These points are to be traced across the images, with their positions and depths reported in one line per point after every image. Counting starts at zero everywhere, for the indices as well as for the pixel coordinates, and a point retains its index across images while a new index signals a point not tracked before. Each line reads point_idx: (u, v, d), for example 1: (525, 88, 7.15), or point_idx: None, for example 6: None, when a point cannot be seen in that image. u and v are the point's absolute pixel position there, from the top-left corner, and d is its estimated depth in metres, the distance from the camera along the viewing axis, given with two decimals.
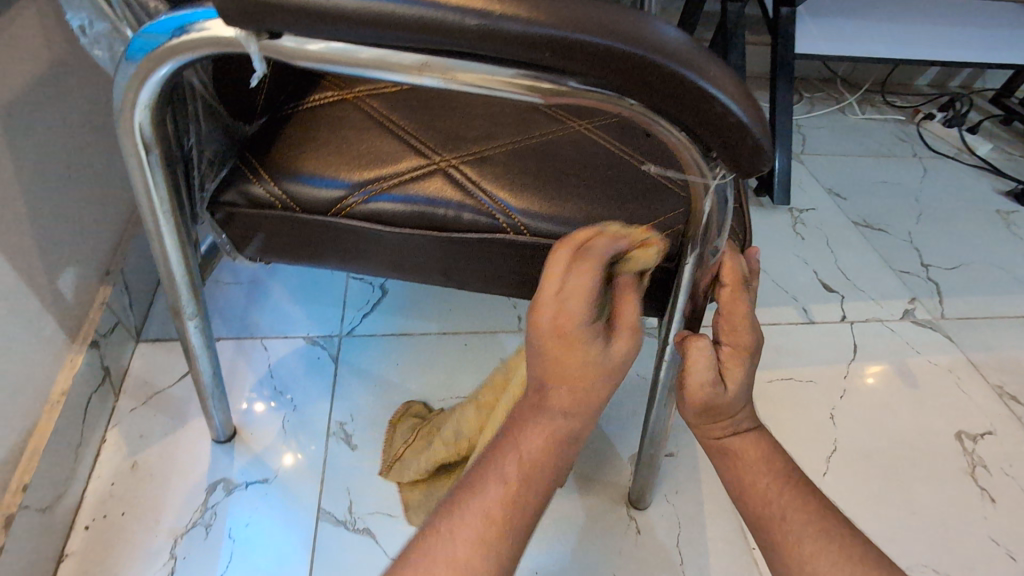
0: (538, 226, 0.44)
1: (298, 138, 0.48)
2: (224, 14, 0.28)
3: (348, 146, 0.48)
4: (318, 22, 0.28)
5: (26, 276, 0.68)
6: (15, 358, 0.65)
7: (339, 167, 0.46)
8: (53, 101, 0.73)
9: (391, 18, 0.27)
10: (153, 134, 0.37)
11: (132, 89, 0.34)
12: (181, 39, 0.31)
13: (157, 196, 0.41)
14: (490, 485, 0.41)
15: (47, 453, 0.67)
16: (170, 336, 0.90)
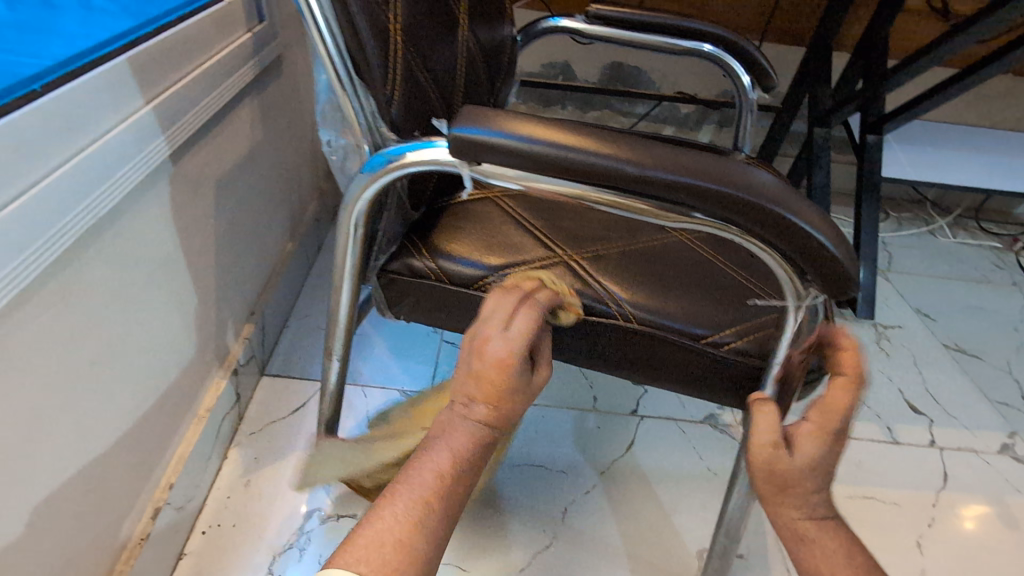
0: (646, 317, 0.52)
1: (452, 227, 0.60)
2: (453, 150, 0.40)
3: (491, 237, 0.60)
4: (517, 160, 0.39)
5: (205, 308, 0.83)
6: (183, 376, 0.78)
7: (482, 252, 0.57)
8: (246, 174, 0.92)
9: (570, 162, 0.38)
10: (364, 217, 0.50)
11: (361, 187, 0.48)
12: (404, 161, 0.44)
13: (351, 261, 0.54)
14: (425, 478, 0.44)
15: (188, 461, 0.78)
16: (289, 372, 1.02)
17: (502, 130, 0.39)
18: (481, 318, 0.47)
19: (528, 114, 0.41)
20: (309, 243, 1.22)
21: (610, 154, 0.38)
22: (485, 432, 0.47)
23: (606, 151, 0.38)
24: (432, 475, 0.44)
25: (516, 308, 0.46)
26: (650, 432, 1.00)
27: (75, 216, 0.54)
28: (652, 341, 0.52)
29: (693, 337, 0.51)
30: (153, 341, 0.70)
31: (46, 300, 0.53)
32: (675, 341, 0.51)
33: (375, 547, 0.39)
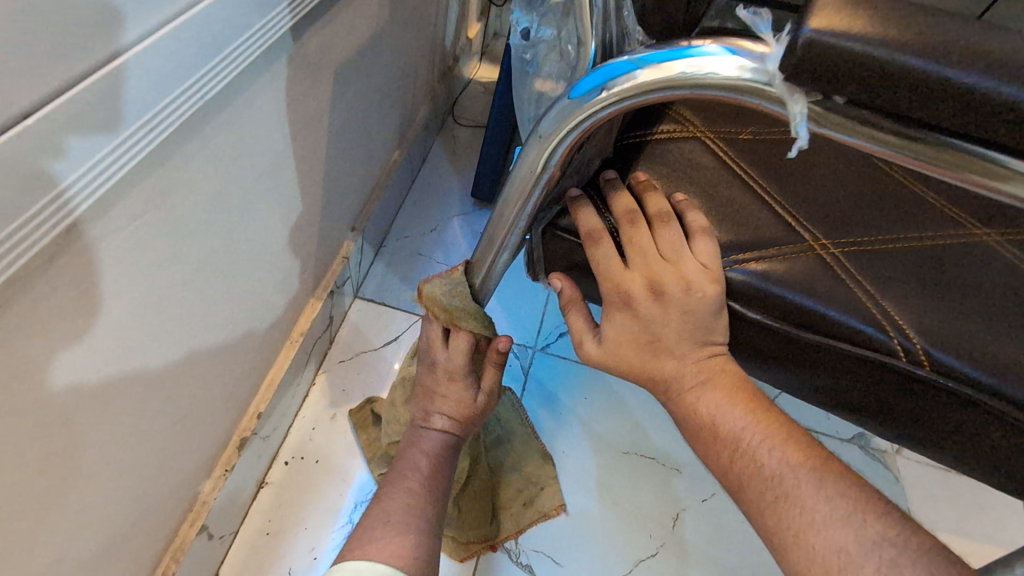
0: (935, 354, 0.38)
1: (629, 227, 0.42)
2: (802, 65, 0.26)
3: (679, 259, 0.41)
4: (903, 87, 0.25)
5: (309, 222, 0.71)
6: (279, 297, 0.69)
7: (647, 287, 0.42)
8: (366, 65, 0.77)
9: (998, 102, 0.24)
10: (565, 155, 0.37)
11: (577, 113, 0.34)
12: (664, 76, 0.30)
13: (528, 210, 0.41)
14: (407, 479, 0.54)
15: (278, 388, 0.70)
16: (385, 299, 0.92)
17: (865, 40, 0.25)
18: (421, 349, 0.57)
19: (906, 11, 0.26)
20: (416, 153, 1.08)
21: None
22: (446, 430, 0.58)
23: None
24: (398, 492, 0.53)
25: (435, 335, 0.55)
26: None
27: (176, 95, 0.40)
28: (924, 391, 0.39)
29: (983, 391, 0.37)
30: (252, 257, 0.59)
31: (139, 203, 0.41)
32: (954, 392, 0.37)
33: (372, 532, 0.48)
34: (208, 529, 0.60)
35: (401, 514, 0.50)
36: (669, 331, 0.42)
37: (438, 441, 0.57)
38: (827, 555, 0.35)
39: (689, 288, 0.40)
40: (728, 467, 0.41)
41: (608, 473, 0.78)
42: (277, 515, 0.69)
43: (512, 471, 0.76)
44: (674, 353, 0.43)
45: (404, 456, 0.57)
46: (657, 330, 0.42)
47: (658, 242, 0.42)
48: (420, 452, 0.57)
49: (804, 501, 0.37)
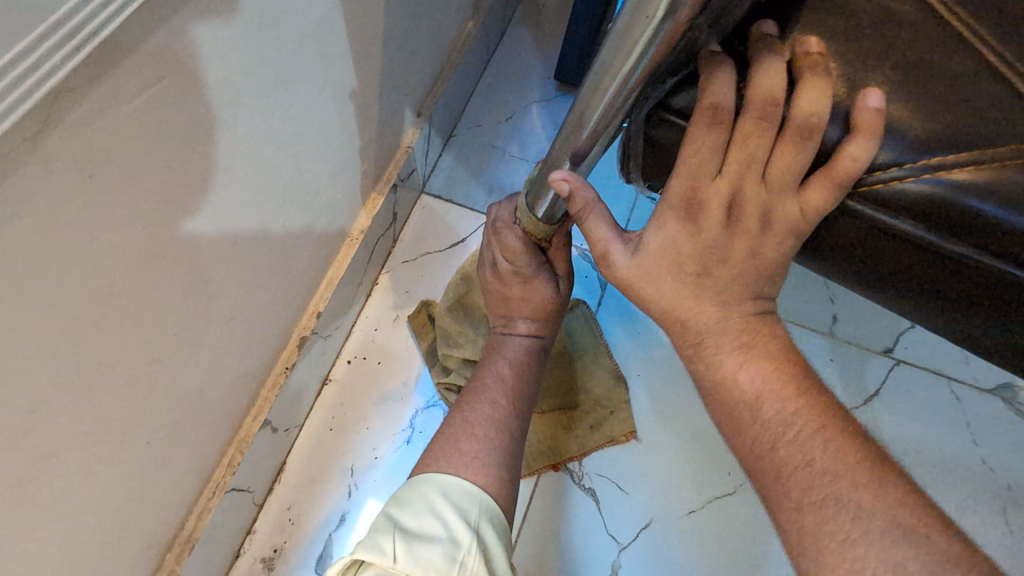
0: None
1: (755, 124, 0.32)
2: None
3: (780, 189, 0.33)
4: None
5: (366, 105, 0.62)
6: (336, 192, 0.62)
7: (725, 206, 0.34)
8: None
9: None
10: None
11: None
12: None
13: (629, 80, 0.30)
14: (480, 411, 0.50)
15: (337, 287, 0.67)
16: (453, 197, 0.84)
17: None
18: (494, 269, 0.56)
19: None
20: (494, 25, 0.93)
21: None
22: (526, 356, 0.55)
23: None
24: (478, 410, 0.51)
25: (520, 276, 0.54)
26: (904, 384, 0.73)
27: None
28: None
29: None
30: (302, 142, 0.52)
31: (147, 66, 0.33)
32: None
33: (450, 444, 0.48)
34: (271, 423, 0.60)
35: (485, 425, 0.49)
36: (721, 271, 0.36)
37: (523, 347, 0.55)
38: (880, 569, 0.30)
39: (767, 222, 0.34)
40: (765, 454, 0.35)
41: (685, 405, 0.70)
42: (341, 412, 0.68)
43: (581, 392, 0.70)
44: (716, 297, 0.37)
45: (487, 363, 0.55)
46: (710, 262, 0.36)
47: (774, 156, 0.33)
48: (505, 360, 0.55)
49: (860, 508, 0.32)
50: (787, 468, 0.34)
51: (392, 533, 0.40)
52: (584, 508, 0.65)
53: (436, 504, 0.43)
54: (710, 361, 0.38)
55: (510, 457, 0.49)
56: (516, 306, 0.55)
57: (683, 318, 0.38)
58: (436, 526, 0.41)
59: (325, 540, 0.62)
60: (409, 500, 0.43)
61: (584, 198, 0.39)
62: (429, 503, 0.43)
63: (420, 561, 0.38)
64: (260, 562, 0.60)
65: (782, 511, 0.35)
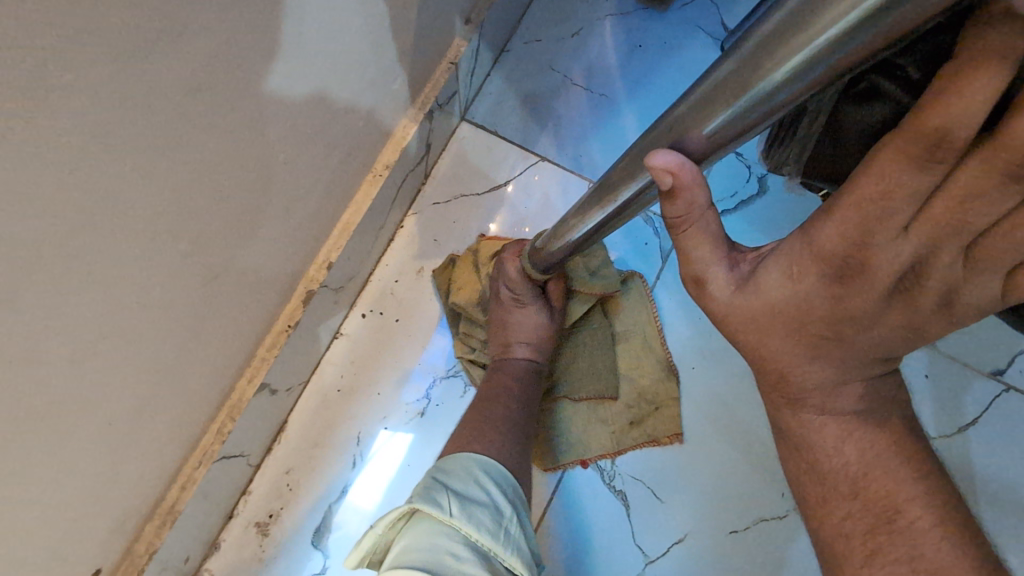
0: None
1: (991, 180, 0.19)
2: None
3: (987, 262, 0.22)
4: None
5: (402, 3, 0.48)
6: (359, 118, 0.50)
7: (898, 274, 0.23)
8: None
9: None
10: None
11: None
12: None
13: (842, 56, 0.17)
14: (490, 414, 0.51)
15: (354, 234, 0.56)
16: (499, 129, 0.71)
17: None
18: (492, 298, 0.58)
19: None
20: None
21: None
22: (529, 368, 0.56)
23: None
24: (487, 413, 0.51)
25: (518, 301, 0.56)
26: (1015, 417, 0.61)
27: None
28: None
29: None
30: (315, 51, 0.39)
31: None
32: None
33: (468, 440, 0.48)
34: (270, 386, 0.53)
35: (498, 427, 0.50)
36: (861, 340, 0.26)
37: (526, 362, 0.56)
38: None
39: (949, 303, 0.24)
40: (854, 534, 0.29)
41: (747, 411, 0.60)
42: (351, 373, 0.61)
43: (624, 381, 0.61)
44: (837, 363, 0.28)
45: (491, 377, 0.55)
46: (846, 331, 0.26)
47: (999, 221, 0.21)
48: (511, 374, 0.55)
49: None
50: (884, 555, 0.28)
51: (445, 489, 0.40)
52: (610, 511, 0.58)
53: (477, 475, 0.43)
54: (817, 421, 0.30)
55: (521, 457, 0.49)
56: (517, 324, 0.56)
57: (789, 376, 0.29)
58: (480, 491, 0.42)
59: (324, 510, 0.57)
60: (450, 468, 0.43)
61: (689, 199, 0.26)
62: (467, 469, 0.44)
63: (475, 518, 0.38)
64: (254, 526, 0.56)
65: None
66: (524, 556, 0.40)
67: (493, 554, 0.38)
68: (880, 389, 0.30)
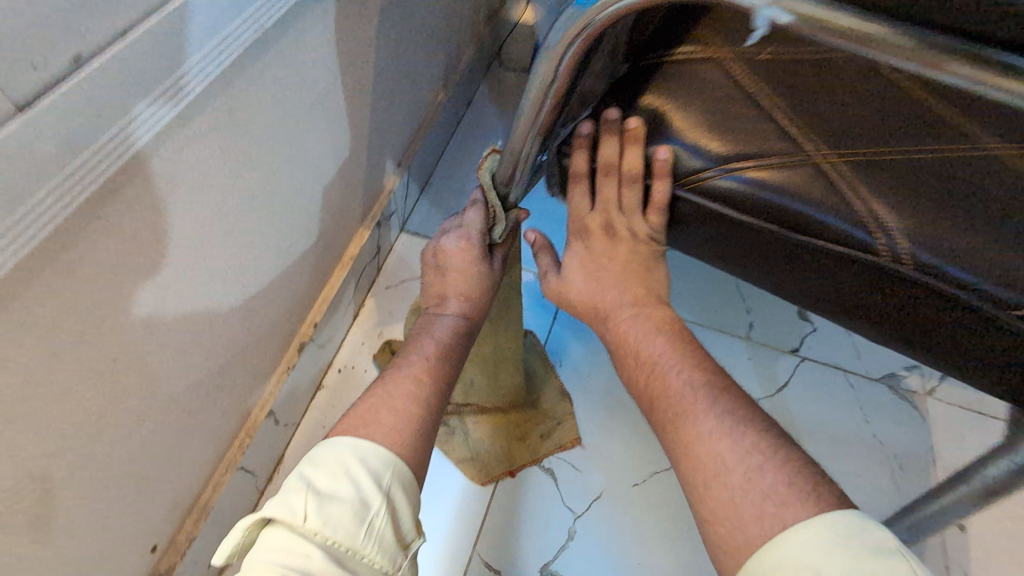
0: (933, 263, 0.38)
1: (603, 178, 0.50)
2: None
3: (632, 212, 0.50)
4: None
5: (358, 154, 0.77)
6: (334, 223, 0.76)
7: (602, 224, 0.52)
8: (409, 7, 0.80)
9: None
10: (567, 68, 0.41)
11: (576, 23, 0.38)
12: None
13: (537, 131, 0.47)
14: (415, 368, 0.51)
15: (331, 303, 0.79)
16: (429, 233, 0.99)
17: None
18: (438, 252, 0.59)
19: None
20: (460, 95, 1.13)
21: None
22: (460, 324, 0.56)
23: None
24: (409, 372, 0.50)
25: (463, 254, 0.58)
26: (811, 377, 0.88)
27: (240, 25, 0.46)
28: (936, 294, 0.39)
29: (996, 303, 0.37)
30: (312, 179, 0.66)
31: (215, 116, 0.47)
32: (964, 302, 0.38)
33: (370, 416, 0.46)
34: (274, 416, 0.70)
35: (403, 395, 0.48)
36: (614, 270, 0.53)
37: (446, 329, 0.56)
38: (714, 458, 0.40)
39: (634, 231, 0.51)
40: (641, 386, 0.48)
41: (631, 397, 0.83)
42: (331, 413, 0.79)
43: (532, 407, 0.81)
44: (614, 287, 0.53)
45: (415, 340, 0.55)
46: (605, 266, 0.53)
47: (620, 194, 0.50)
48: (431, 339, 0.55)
49: (695, 411, 0.43)
50: (657, 389, 0.46)
51: (305, 490, 0.39)
52: (543, 488, 0.76)
53: (348, 466, 0.42)
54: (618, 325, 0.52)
55: (422, 430, 0.47)
56: (457, 282, 0.58)
57: (592, 302, 0.54)
58: (345, 486, 0.40)
59: None
60: (323, 460, 0.42)
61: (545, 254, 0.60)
62: (341, 459, 0.42)
63: (332, 519, 0.38)
64: None
65: (659, 425, 0.45)
66: (388, 547, 0.40)
67: (351, 554, 0.38)
68: (651, 299, 0.52)
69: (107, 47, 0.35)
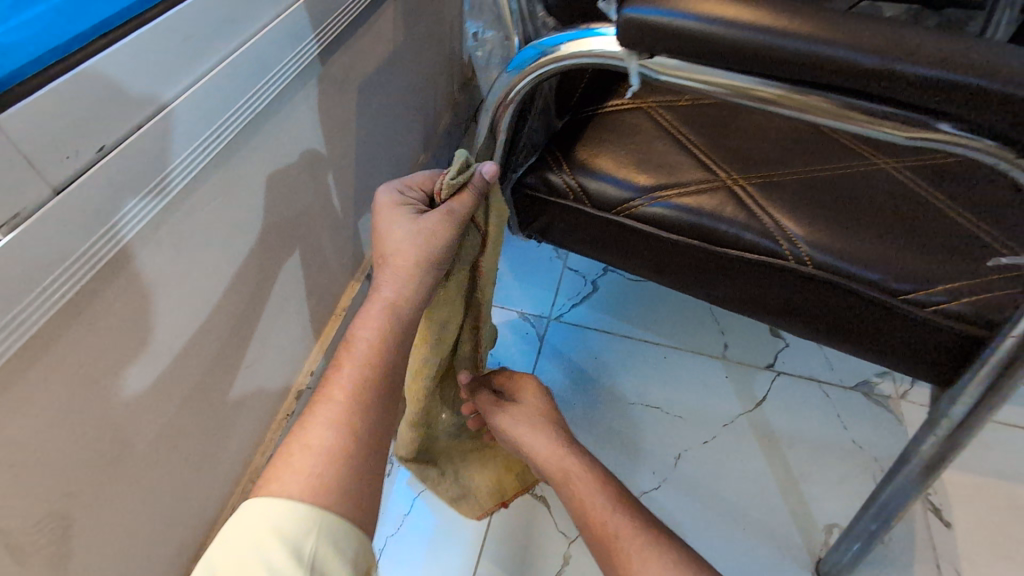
0: (829, 261, 0.43)
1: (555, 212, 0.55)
2: (625, 38, 0.37)
3: (581, 244, 0.55)
4: (687, 46, 0.35)
5: (346, 213, 0.85)
6: (326, 276, 0.82)
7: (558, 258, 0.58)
8: (385, 82, 0.90)
9: (754, 50, 0.34)
10: (505, 121, 0.49)
11: (506, 86, 0.46)
12: (552, 55, 0.42)
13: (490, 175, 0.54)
14: (335, 395, 0.48)
15: (327, 351, 0.84)
16: None
17: (704, 14, 0.35)
18: (379, 233, 0.52)
19: None
20: (440, 156, 1.23)
21: (786, 34, 0.33)
22: (394, 320, 0.51)
23: (805, 34, 0.33)
24: (338, 394, 0.48)
25: (404, 237, 0.50)
26: (788, 390, 0.92)
27: (231, 110, 0.54)
28: (844, 294, 0.43)
29: (885, 291, 0.41)
30: (302, 237, 0.73)
31: (210, 186, 0.55)
32: (864, 295, 0.42)
33: (302, 449, 0.45)
34: None
35: (320, 449, 0.45)
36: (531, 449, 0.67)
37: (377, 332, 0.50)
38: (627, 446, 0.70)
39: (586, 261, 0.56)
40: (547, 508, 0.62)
41: (618, 420, 0.88)
42: None
43: None
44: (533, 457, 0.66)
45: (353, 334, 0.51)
46: None
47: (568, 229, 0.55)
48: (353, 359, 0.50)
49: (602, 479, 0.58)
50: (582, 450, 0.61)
51: None
52: (537, 517, 0.79)
53: None
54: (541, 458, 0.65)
55: (355, 450, 0.46)
56: (396, 275, 0.51)
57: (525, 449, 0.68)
58: None
59: None
60: None
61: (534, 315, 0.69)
62: None
63: None
64: None
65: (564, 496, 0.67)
66: None
67: None
68: None
69: (125, 138, 0.43)
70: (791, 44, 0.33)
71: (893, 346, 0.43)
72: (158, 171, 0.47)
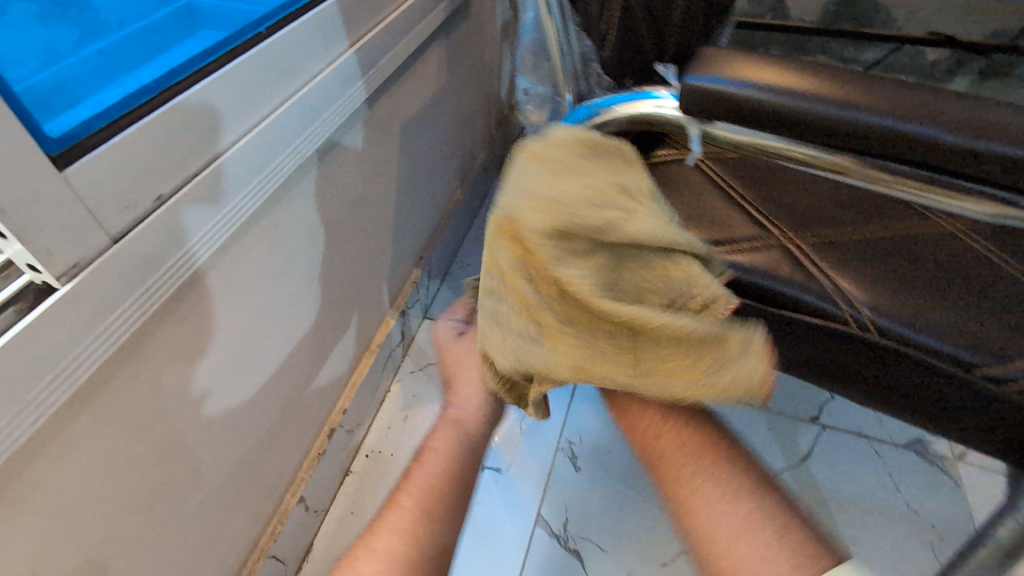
0: (896, 329, 0.41)
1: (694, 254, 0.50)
2: (682, 98, 0.41)
3: None
4: (734, 112, 0.41)
5: (384, 250, 0.86)
6: (362, 313, 0.83)
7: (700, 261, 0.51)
8: (427, 123, 0.92)
9: (793, 117, 0.40)
10: None
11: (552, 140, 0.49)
12: (605, 117, 0.47)
13: None
14: (413, 490, 0.51)
15: (360, 388, 0.84)
16: None
17: (752, 83, 0.40)
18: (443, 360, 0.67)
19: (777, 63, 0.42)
20: (475, 192, 1.24)
21: (827, 99, 0.39)
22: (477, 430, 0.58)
23: (843, 100, 0.39)
24: (420, 492, 0.51)
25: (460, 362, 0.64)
26: (834, 446, 0.87)
27: (282, 156, 0.55)
28: (910, 363, 0.40)
29: (957, 363, 0.39)
30: (342, 276, 0.74)
31: (258, 229, 0.55)
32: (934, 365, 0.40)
33: (380, 539, 0.48)
34: (305, 502, 0.73)
35: (396, 534, 0.48)
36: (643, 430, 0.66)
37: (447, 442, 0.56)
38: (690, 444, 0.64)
39: None
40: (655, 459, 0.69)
41: None
42: (360, 499, 0.82)
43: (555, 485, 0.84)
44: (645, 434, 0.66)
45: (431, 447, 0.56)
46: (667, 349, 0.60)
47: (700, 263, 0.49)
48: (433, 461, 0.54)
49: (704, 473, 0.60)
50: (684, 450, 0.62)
51: None
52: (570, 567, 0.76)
53: None
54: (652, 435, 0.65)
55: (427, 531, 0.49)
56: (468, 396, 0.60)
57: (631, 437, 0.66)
58: None
59: None
60: None
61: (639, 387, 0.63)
62: None
63: None
64: None
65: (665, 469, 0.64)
66: None
67: None
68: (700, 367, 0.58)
69: (182, 186, 0.44)
70: (826, 110, 0.39)
71: (966, 422, 0.40)
72: (213, 217, 0.48)
